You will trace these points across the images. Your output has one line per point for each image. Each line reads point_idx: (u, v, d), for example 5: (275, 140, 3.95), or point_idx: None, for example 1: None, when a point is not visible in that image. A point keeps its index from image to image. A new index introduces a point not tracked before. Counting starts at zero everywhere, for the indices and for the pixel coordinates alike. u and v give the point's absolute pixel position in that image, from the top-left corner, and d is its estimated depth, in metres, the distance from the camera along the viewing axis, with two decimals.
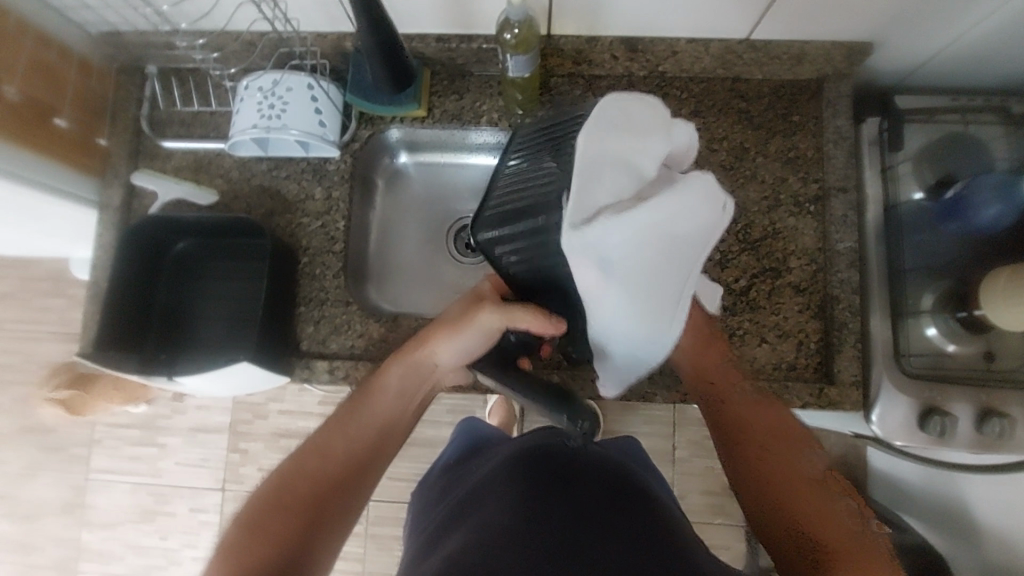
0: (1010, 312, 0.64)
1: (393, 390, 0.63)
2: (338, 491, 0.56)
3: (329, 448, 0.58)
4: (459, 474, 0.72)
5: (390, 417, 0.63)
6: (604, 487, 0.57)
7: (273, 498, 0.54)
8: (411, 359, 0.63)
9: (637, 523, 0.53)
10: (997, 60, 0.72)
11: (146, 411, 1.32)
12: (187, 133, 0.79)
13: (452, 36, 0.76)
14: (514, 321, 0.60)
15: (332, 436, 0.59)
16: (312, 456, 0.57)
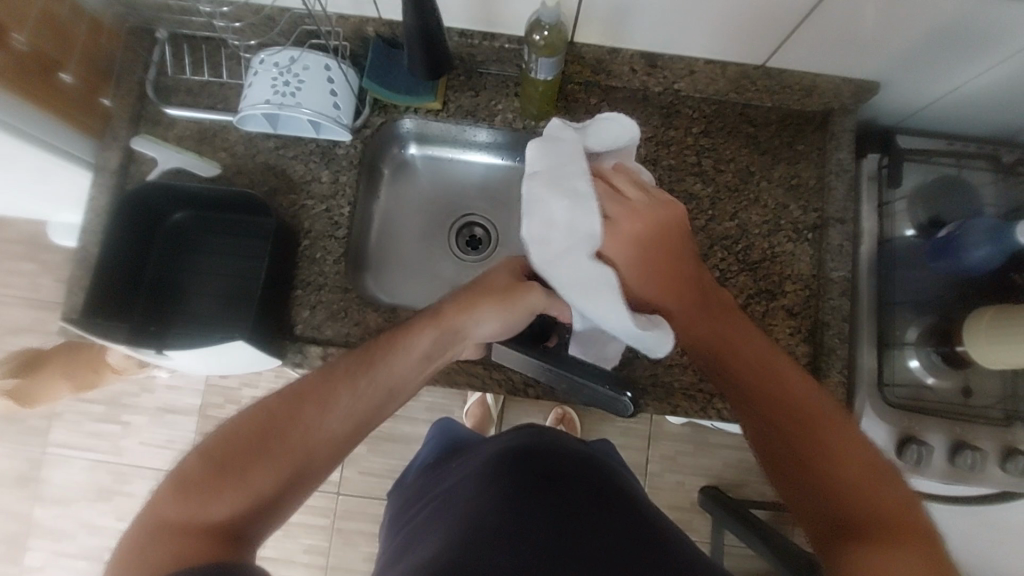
0: (991, 350, 0.67)
1: (419, 350, 0.59)
2: (329, 452, 0.53)
3: (328, 406, 0.53)
4: (437, 470, 0.71)
5: (406, 377, 0.58)
6: (592, 486, 0.57)
7: (256, 447, 0.50)
8: (450, 325, 0.60)
9: (626, 520, 0.53)
10: (992, 111, 0.76)
11: (112, 386, 1.27)
12: (194, 103, 0.77)
13: (475, 33, 0.75)
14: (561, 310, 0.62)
15: (334, 387, 0.55)
16: (308, 408, 0.53)
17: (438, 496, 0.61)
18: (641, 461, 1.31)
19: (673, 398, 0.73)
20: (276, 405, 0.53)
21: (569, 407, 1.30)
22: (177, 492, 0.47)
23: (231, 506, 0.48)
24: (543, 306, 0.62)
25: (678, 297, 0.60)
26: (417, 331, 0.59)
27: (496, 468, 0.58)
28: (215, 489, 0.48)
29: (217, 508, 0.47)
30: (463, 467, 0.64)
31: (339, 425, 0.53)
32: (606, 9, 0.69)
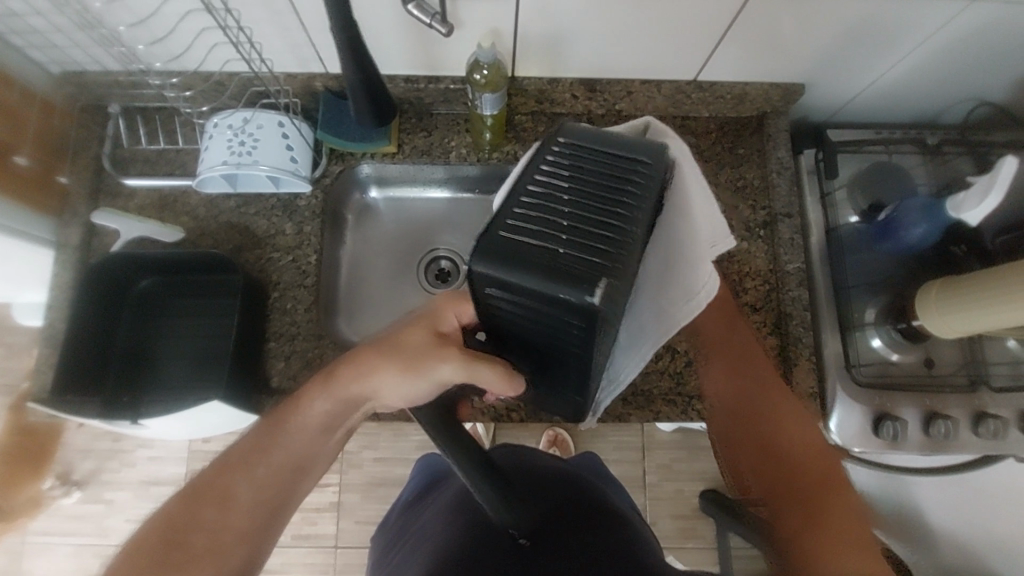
0: (943, 321, 0.70)
1: (316, 423, 0.55)
2: (240, 541, 0.50)
3: (229, 496, 0.51)
4: (416, 507, 0.70)
5: (310, 449, 0.56)
6: (563, 499, 0.59)
7: (158, 561, 0.47)
8: (346, 395, 0.55)
9: (596, 527, 0.55)
10: (909, 98, 0.82)
11: (91, 465, 1.24)
12: (152, 171, 0.78)
13: (420, 78, 0.79)
14: (478, 376, 0.52)
15: (230, 478, 0.52)
16: (208, 503, 0.51)
17: (417, 529, 0.61)
18: (638, 474, 1.31)
19: (654, 405, 0.75)
20: (182, 505, 0.51)
21: (560, 428, 1.31)
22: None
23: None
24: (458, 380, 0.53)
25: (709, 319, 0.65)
26: (310, 402, 0.55)
27: (469, 494, 0.60)
28: None
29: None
30: (441, 497, 0.65)
31: (243, 513, 0.51)
32: (541, 43, 0.73)
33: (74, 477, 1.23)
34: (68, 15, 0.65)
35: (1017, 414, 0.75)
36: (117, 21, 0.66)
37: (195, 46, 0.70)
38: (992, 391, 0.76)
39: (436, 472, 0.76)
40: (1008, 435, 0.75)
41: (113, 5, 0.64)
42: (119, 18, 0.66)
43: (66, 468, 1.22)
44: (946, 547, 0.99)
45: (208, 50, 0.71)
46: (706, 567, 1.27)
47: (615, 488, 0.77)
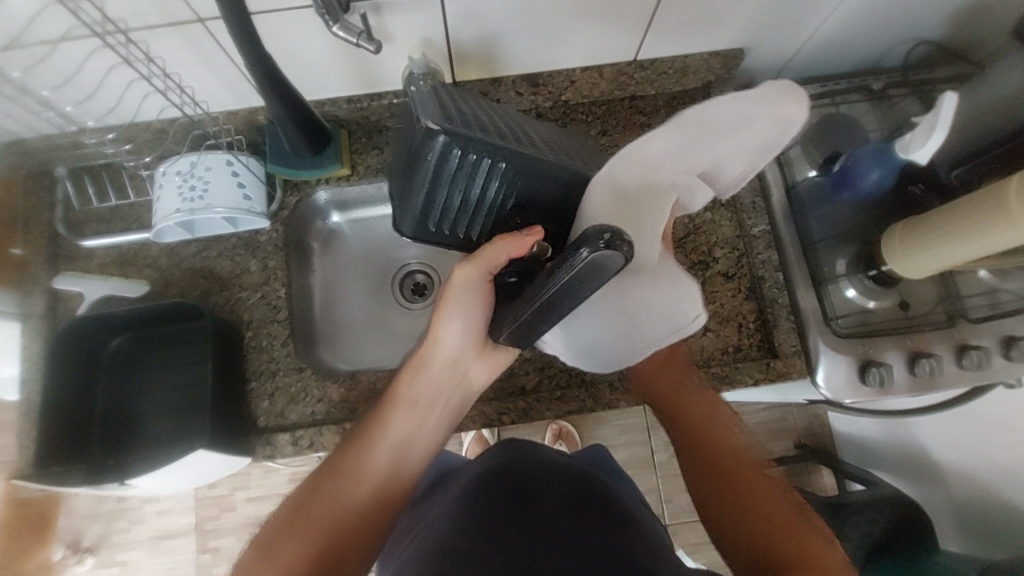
0: (910, 262, 0.70)
1: (412, 399, 0.62)
2: (362, 512, 0.57)
3: (347, 468, 0.59)
4: (421, 504, 0.68)
5: (414, 429, 0.62)
6: (564, 498, 0.57)
7: (290, 525, 0.56)
8: (421, 361, 0.62)
9: (596, 527, 0.53)
10: (849, 46, 0.83)
11: (99, 529, 1.23)
12: (108, 229, 0.77)
13: (362, 97, 0.79)
14: (492, 258, 0.56)
15: (351, 455, 0.60)
16: (332, 475, 0.58)
17: (421, 526, 0.60)
18: (646, 454, 1.31)
19: None
20: (306, 487, 0.58)
21: (563, 421, 1.30)
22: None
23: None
24: (479, 274, 0.57)
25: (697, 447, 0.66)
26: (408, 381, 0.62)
27: (472, 493, 0.58)
28: (261, 568, 0.53)
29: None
30: (445, 494, 0.63)
31: (360, 489, 0.58)
32: (476, 45, 0.73)
33: (84, 543, 1.22)
34: None
35: (999, 342, 0.75)
36: (42, 85, 0.65)
37: (128, 98, 0.70)
38: (971, 323, 0.76)
39: (442, 470, 0.74)
40: (993, 364, 0.76)
41: (35, 70, 0.63)
42: (45, 82, 0.65)
43: (75, 536, 1.21)
44: (955, 482, 0.99)
45: (142, 100, 0.70)
46: None
47: (621, 476, 0.76)
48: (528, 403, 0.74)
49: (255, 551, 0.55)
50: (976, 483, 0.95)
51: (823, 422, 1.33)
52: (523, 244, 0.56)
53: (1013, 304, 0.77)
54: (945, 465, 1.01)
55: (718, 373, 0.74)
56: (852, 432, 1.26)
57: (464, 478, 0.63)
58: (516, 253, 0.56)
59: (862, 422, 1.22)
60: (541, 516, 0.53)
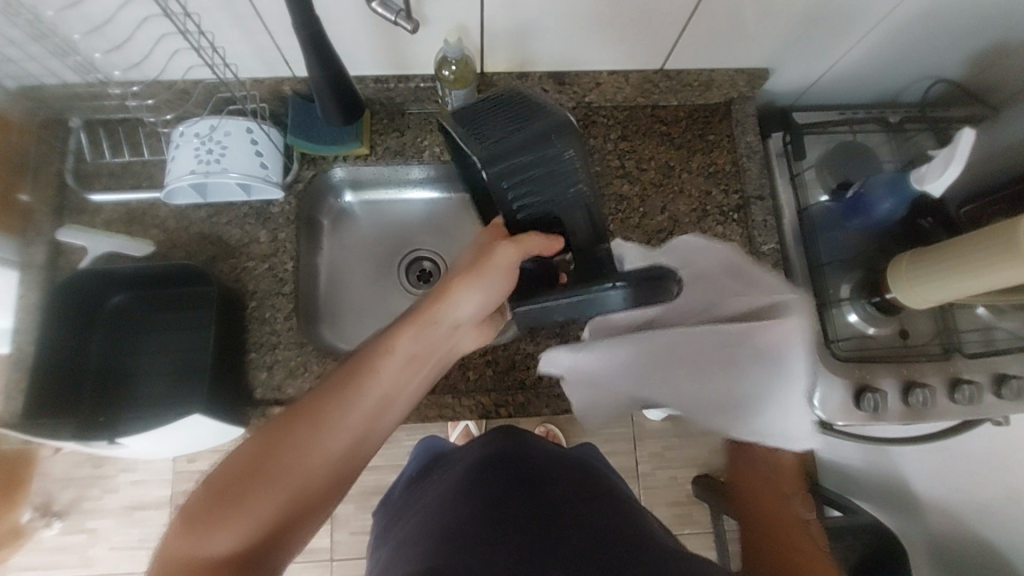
0: (915, 291, 0.71)
1: (401, 356, 0.55)
2: (344, 465, 0.50)
3: (332, 412, 0.50)
4: (421, 484, 0.68)
5: (398, 388, 0.55)
6: (572, 489, 0.57)
7: (253, 472, 0.46)
8: (429, 320, 0.58)
9: (604, 521, 0.53)
10: (870, 77, 0.84)
11: (72, 493, 1.20)
12: (117, 185, 0.76)
13: (389, 77, 0.79)
14: (528, 247, 0.57)
15: (336, 398, 0.51)
16: (315, 415, 0.49)
17: (423, 504, 0.60)
18: (631, 464, 1.31)
19: None
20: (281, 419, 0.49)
21: (551, 424, 1.30)
22: (178, 528, 0.44)
23: (234, 537, 0.44)
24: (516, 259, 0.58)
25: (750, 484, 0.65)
26: (399, 336, 0.56)
27: (477, 472, 0.58)
28: (211, 523, 0.43)
29: (213, 544, 0.43)
30: (447, 474, 0.63)
31: (343, 439, 0.50)
32: (509, 38, 0.73)
33: (55, 507, 1.19)
34: (20, 28, 0.63)
35: (991, 378, 0.77)
36: (71, 31, 0.64)
37: (156, 54, 0.69)
38: (966, 358, 0.77)
39: (440, 452, 0.74)
40: (984, 399, 0.77)
41: (67, 13, 0.62)
42: (73, 27, 0.64)
43: (46, 499, 1.19)
44: (933, 516, 1.01)
45: (169, 57, 0.70)
46: (702, 552, 1.29)
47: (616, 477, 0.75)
48: (529, 396, 0.75)
49: (206, 488, 0.45)
50: (953, 517, 0.96)
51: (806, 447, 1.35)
52: (555, 246, 0.58)
53: (1007, 343, 0.78)
54: (924, 498, 1.03)
55: None
56: (834, 458, 1.28)
57: (468, 459, 0.62)
58: (549, 250, 0.58)
59: (844, 449, 1.24)
60: (551, 507, 0.54)
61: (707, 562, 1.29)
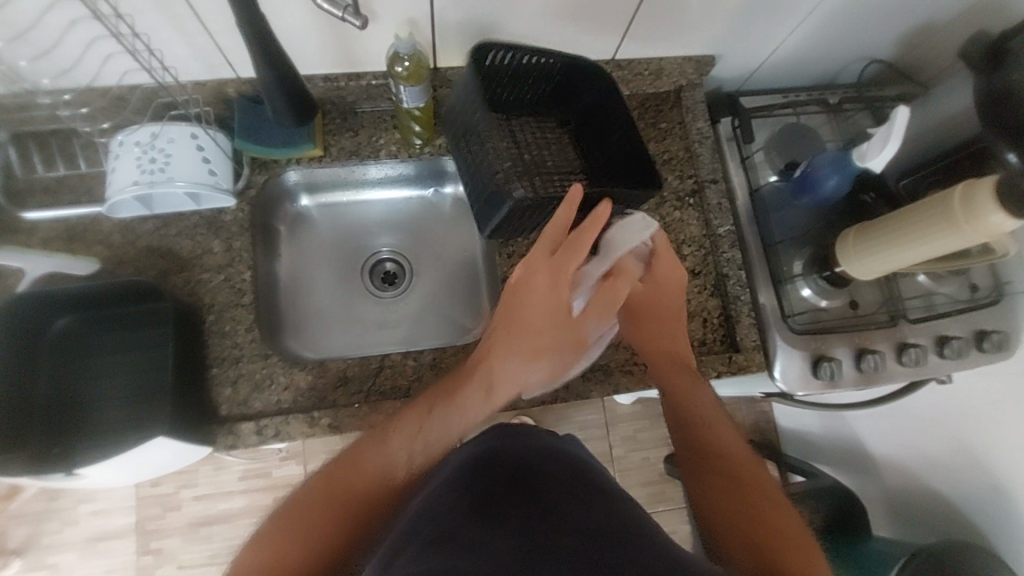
0: (861, 264, 0.74)
1: (456, 399, 0.60)
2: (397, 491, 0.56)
3: (388, 448, 0.57)
4: None
5: (450, 434, 0.60)
6: (564, 481, 0.56)
7: (324, 497, 0.53)
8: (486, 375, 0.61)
9: (598, 515, 0.51)
10: (809, 60, 0.88)
11: (27, 529, 1.14)
12: (55, 201, 0.72)
13: (340, 76, 0.77)
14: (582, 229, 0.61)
15: (390, 436, 0.59)
16: (371, 449, 0.58)
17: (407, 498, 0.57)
18: (605, 449, 1.34)
19: (612, 379, 0.76)
20: (341, 459, 0.58)
21: (525, 415, 1.30)
22: (260, 547, 0.51)
23: (306, 552, 0.50)
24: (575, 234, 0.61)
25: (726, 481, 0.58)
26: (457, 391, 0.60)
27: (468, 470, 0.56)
28: (292, 535, 0.51)
29: (291, 552, 0.50)
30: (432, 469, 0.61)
31: (396, 466, 0.57)
32: (459, 33, 0.73)
33: (8, 546, 1.13)
34: None
35: (934, 340, 0.82)
36: None
37: (87, 59, 0.65)
38: (910, 323, 0.82)
39: None
40: (929, 361, 0.81)
41: None
42: None
43: None
44: (888, 472, 1.07)
45: (102, 61, 0.66)
46: (678, 527, 1.33)
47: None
48: None
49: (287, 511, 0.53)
50: (907, 473, 1.02)
51: (768, 417, 1.42)
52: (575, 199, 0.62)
53: (947, 306, 0.83)
54: (877, 458, 1.09)
55: None
56: (796, 427, 1.34)
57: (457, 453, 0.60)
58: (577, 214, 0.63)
59: (803, 417, 1.30)
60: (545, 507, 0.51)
61: (684, 536, 1.33)
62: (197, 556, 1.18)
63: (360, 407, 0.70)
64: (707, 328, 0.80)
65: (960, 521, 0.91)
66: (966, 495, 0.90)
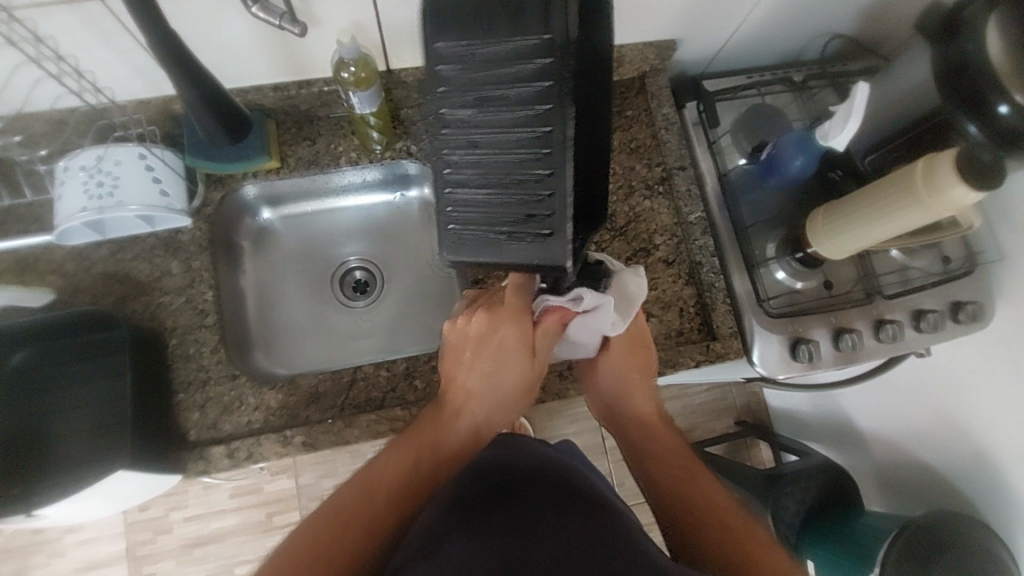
0: (832, 243, 0.73)
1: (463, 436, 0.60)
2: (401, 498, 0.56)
3: (384, 462, 0.57)
4: None
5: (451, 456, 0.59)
6: (550, 490, 0.53)
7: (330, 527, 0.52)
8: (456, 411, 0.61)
9: (597, 524, 0.49)
10: (771, 39, 0.87)
11: (14, 564, 1.12)
12: (2, 232, 0.70)
13: (289, 84, 0.74)
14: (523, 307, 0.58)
15: (388, 456, 0.58)
16: (370, 471, 0.57)
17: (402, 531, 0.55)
18: (598, 440, 1.33)
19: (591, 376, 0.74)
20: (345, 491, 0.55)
21: (515, 414, 1.28)
22: None
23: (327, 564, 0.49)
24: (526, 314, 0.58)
25: (700, 504, 0.61)
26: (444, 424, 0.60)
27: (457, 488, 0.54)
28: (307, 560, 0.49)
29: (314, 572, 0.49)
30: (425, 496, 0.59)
31: (393, 462, 0.57)
32: (408, 34, 0.70)
33: None
34: None
35: (910, 315, 0.81)
36: None
37: (15, 84, 0.63)
38: (886, 299, 0.81)
39: None
40: (907, 336, 0.81)
41: None
42: None
43: None
44: (877, 446, 1.07)
45: (33, 85, 0.63)
46: None
47: (595, 468, 0.74)
48: None
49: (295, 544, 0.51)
50: (895, 446, 1.02)
51: (759, 398, 1.42)
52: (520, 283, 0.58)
53: (921, 280, 0.83)
54: (865, 433, 1.10)
55: (663, 357, 0.76)
56: (786, 406, 1.34)
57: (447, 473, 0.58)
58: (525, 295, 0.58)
59: (793, 396, 1.30)
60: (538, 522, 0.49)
61: None
62: None
63: (333, 422, 0.69)
64: (682, 317, 0.79)
65: (950, 491, 0.91)
66: (953, 465, 0.90)
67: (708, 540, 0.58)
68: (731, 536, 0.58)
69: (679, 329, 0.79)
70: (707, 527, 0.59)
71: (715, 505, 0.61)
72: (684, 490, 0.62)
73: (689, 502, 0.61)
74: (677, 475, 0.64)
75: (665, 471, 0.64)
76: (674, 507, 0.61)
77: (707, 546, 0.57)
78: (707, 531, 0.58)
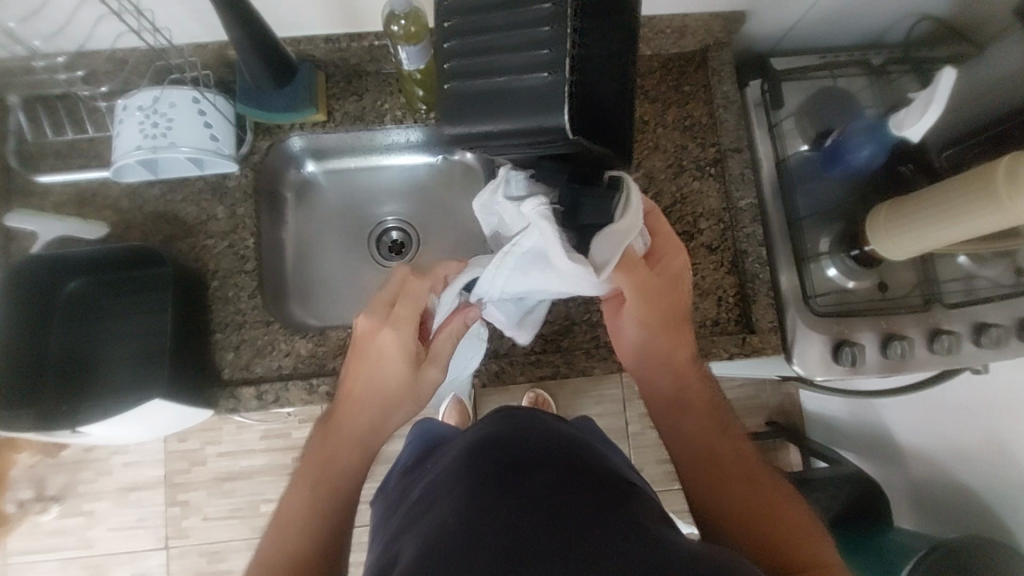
0: (893, 243, 0.68)
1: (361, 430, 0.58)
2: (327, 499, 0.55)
3: (305, 476, 0.57)
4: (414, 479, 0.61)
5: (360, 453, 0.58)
6: (562, 469, 0.52)
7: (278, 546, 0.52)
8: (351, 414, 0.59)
9: (611, 513, 0.46)
10: (851, 18, 0.80)
11: (66, 477, 1.21)
12: (65, 164, 0.73)
13: (341, 36, 0.74)
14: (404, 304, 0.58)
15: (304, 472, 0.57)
16: (292, 490, 0.56)
17: (412, 501, 0.55)
18: (620, 424, 1.32)
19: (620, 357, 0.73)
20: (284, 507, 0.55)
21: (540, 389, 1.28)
22: None
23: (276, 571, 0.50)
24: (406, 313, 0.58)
25: (733, 462, 0.58)
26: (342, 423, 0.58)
27: (468, 462, 0.53)
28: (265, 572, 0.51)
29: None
30: (435, 466, 0.58)
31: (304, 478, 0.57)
32: None
33: (48, 492, 1.20)
34: None
35: (971, 328, 0.75)
36: None
37: (81, 19, 0.64)
38: (946, 308, 0.76)
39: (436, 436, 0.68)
40: (964, 349, 0.75)
41: None
42: None
43: (39, 484, 1.20)
44: (915, 462, 1.02)
45: (97, 21, 0.65)
46: None
47: (614, 448, 0.74)
48: (500, 365, 0.72)
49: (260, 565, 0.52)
50: (934, 464, 0.96)
51: (793, 399, 1.37)
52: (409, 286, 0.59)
53: (988, 291, 0.76)
54: (905, 446, 1.04)
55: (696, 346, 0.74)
56: (821, 410, 1.29)
57: (459, 446, 0.58)
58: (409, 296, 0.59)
59: (830, 400, 1.25)
60: (547, 499, 0.47)
61: None
62: (222, 509, 1.24)
63: None
64: (723, 307, 0.76)
65: (990, 518, 0.86)
66: (997, 493, 0.84)
67: (736, 500, 0.55)
68: (762, 497, 0.55)
69: (715, 318, 0.76)
70: (737, 484, 0.56)
71: (749, 465, 0.58)
72: (715, 446, 0.60)
73: (721, 459, 0.59)
74: (705, 430, 0.61)
75: (698, 425, 0.61)
76: (703, 464, 0.59)
77: (736, 505, 0.55)
78: (738, 488, 0.56)
